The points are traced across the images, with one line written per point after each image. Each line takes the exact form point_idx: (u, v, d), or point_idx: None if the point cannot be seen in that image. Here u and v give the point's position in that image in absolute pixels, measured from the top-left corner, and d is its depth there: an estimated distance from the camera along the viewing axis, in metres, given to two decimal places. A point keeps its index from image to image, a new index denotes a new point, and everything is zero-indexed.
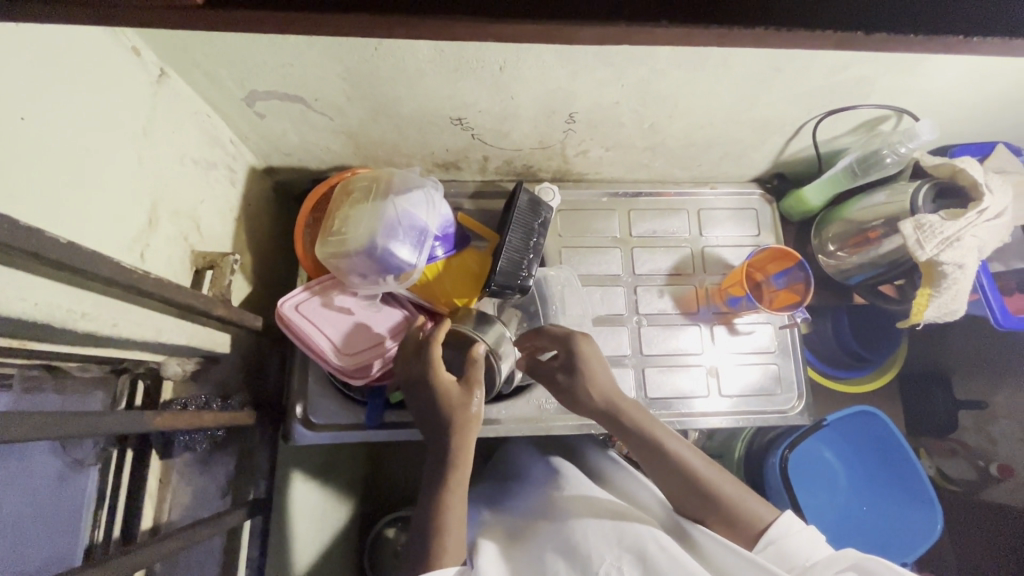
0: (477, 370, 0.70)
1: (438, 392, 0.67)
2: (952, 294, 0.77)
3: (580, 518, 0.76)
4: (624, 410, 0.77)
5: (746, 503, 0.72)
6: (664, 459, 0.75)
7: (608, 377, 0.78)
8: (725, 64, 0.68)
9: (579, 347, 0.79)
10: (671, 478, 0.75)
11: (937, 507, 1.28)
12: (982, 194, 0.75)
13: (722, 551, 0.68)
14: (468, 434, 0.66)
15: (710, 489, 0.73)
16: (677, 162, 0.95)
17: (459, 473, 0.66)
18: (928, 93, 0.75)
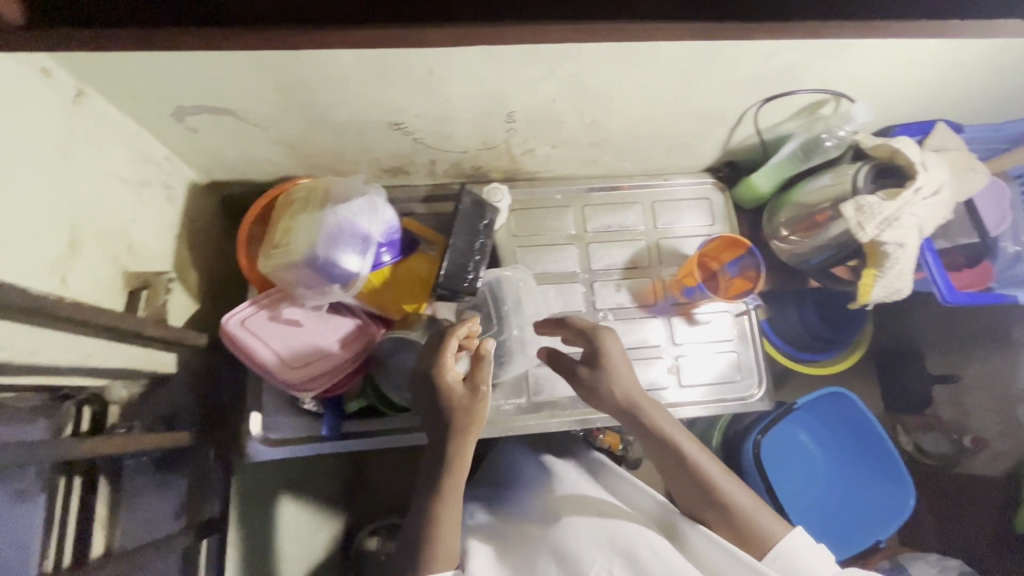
0: (484, 370, 0.69)
1: (443, 389, 0.68)
2: (895, 273, 0.78)
3: (571, 521, 0.76)
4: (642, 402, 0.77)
5: (756, 516, 0.72)
6: (678, 454, 0.75)
7: (628, 372, 0.79)
8: (653, 58, 0.68)
9: (603, 342, 0.79)
10: (678, 472, 0.75)
11: (908, 483, 1.30)
12: (916, 172, 0.76)
13: (717, 552, 0.69)
14: (467, 437, 0.67)
15: (718, 493, 0.73)
16: (626, 156, 0.95)
17: (458, 476, 0.68)
18: (860, 75, 0.75)
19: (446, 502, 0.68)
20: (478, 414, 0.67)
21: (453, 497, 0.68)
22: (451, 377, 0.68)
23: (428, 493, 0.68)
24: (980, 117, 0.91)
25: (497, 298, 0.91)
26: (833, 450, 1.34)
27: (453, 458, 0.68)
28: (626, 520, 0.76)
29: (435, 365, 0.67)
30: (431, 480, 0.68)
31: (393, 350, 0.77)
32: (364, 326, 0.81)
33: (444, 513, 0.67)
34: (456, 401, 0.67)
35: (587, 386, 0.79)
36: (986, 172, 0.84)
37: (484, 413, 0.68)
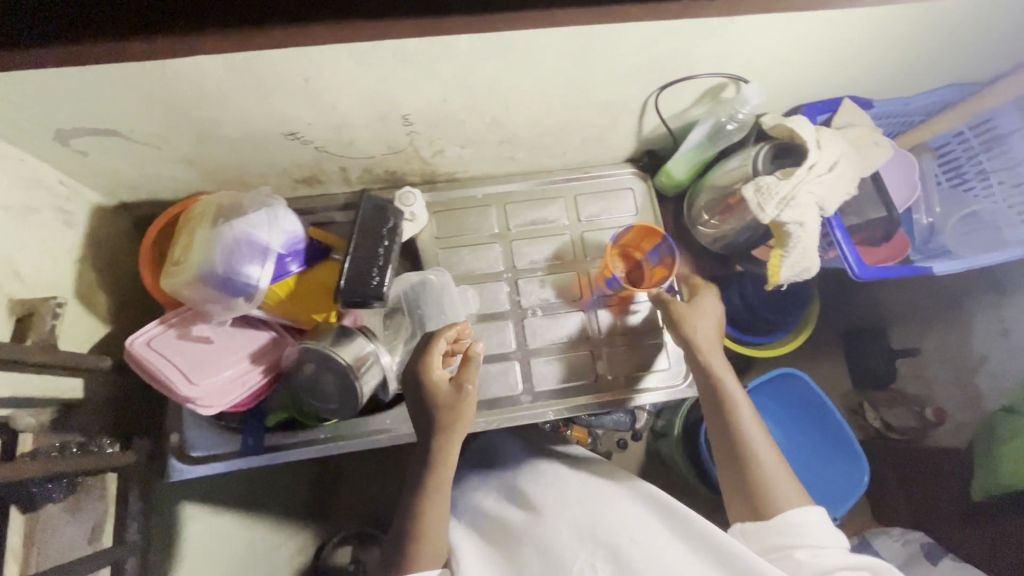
0: (471, 370, 0.74)
1: (428, 388, 0.73)
2: (800, 252, 0.79)
3: (555, 517, 0.77)
4: (712, 360, 0.84)
5: (775, 479, 0.77)
6: (738, 415, 0.81)
7: (709, 333, 0.86)
8: (532, 49, 0.67)
9: (705, 296, 0.89)
10: (725, 429, 0.81)
11: (862, 460, 1.29)
12: (810, 150, 0.77)
13: (704, 540, 0.72)
14: (449, 435, 0.72)
15: (753, 458, 0.79)
16: (541, 152, 0.95)
17: (444, 471, 0.74)
18: (748, 57, 0.75)
19: (439, 493, 0.73)
20: (464, 411, 0.73)
21: (439, 491, 0.73)
22: (437, 374, 0.74)
23: (418, 490, 0.73)
24: (887, 92, 0.92)
25: (416, 301, 0.91)
26: (794, 433, 1.34)
27: (440, 454, 0.73)
28: (617, 507, 0.77)
29: (423, 362, 0.74)
30: (420, 474, 0.74)
31: (302, 360, 0.78)
32: (278, 338, 0.82)
33: (430, 505, 0.73)
34: (441, 398, 0.73)
35: (676, 322, 0.87)
36: (889, 146, 0.85)
37: (470, 411, 0.74)
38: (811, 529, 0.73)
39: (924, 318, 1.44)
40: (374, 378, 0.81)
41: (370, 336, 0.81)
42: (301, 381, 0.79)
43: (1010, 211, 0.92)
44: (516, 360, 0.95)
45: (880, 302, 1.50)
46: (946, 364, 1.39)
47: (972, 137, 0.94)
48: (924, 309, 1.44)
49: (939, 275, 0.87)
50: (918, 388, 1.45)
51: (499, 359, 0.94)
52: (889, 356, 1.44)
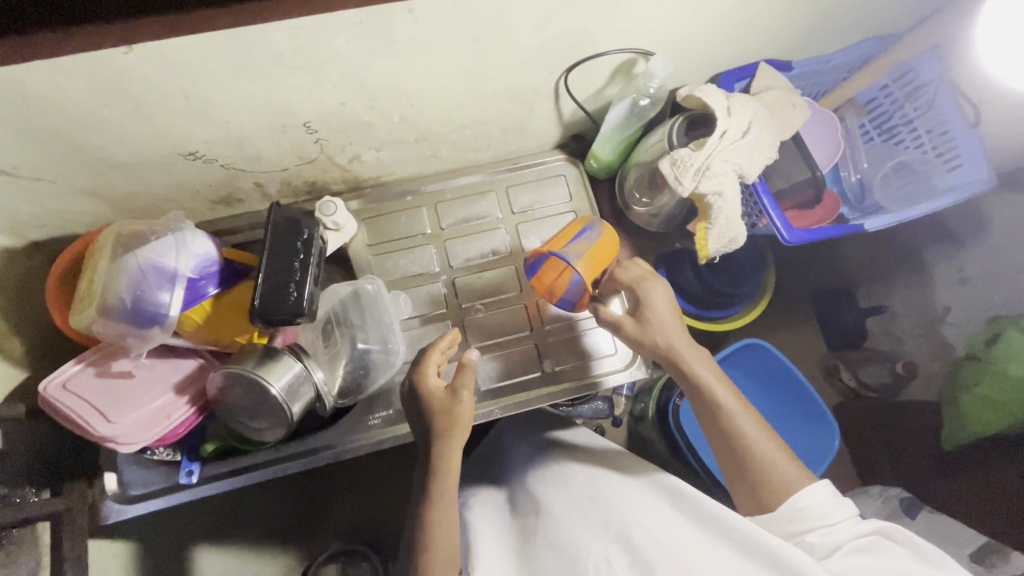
0: (466, 376, 0.73)
1: (425, 396, 0.73)
2: (724, 222, 0.78)
3: (568, 518, 0.70)
4: (686, 357, 0.77)
5: (777, 466, 0.70)
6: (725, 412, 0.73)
7: (678, 328, 0.78)
8: (422, 41, 0.65)
9: (649, 294, 0.80)
10: (714, 428, 0.74)
11: (832, 423, 1.29)
12: (720, 117, 0.76)
13: (722, 527, 0.62)
14: (450, 441, 0.70)
15: (747, 447, 0.71)
16: (462, 147, 0.94)
17: (450, 479, 0.70)
18: (647, 30, 0.74)
19: (446, 502, 0.69)
20: (457, 416, 0.70)
21: (450, 501, 0.69)
22: (432, 381, 0.74)
23: (423, 502, 0.70)
24: (802, 53, 0.91)
25: (349, 313, 0.89)
26: (764, 403, 1.33)
27: (440, 464, 0.70)
28: (627, 495, 0.71)
29: (416, 374, 0.74)
30: (423, 481, 0.70)
31: (228, 385, 0.76)
32: (205, 364, 0.80)
33: (439, 517, 0.68)
34: (436, 406, 0.72)
35: (635, 342, 0.80)
36: (806, 107, 0.83)
37: (467, 413, 0.72)
38: (820, 510, 0.66)
39: (887, 275, 1.46)
40: (307, 396, 0.78)
41: (302, 355, 0.79)
42: (231, 406, 0.77)
43: (937, 159, 0.93)
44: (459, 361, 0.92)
45: (839, 263, 1.50)
46: (914, 314, 1.42)
47: (896, 89, 0.93)
48: (884, 263, 1.47)
49: (871, 231, 0.86)
50: (885, 345, 1.44)
51: None
52: (853, 316, 1.44)
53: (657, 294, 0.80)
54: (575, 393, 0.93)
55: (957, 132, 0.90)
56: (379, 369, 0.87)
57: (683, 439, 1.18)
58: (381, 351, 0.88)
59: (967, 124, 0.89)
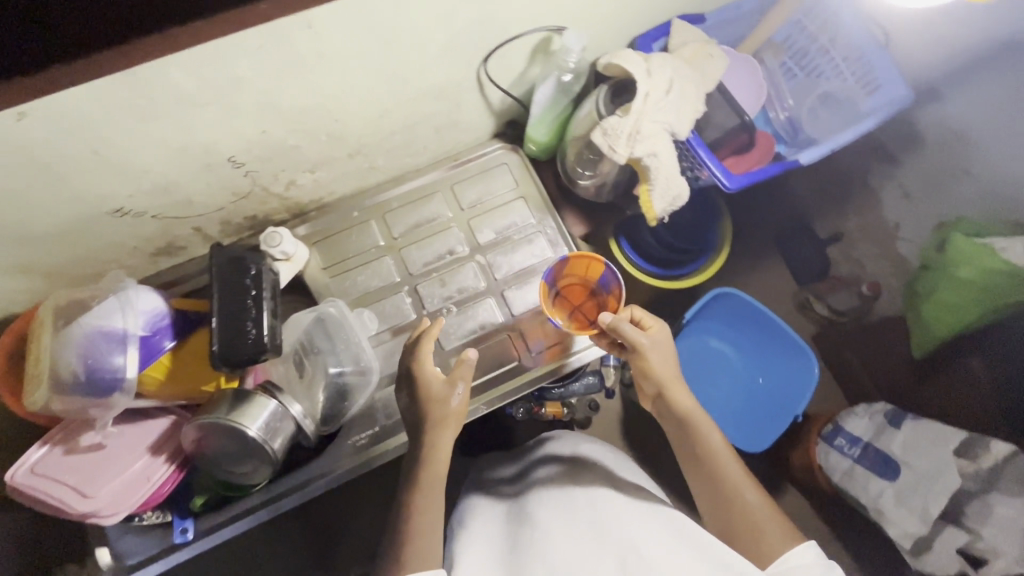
0: (464, 369, 0.75)
1: (422, 382, 0.74)
2: (663, 182, 0.79)
3: (565, 540, 0.66)
4: (677, 403, 0.78)
5: (764, 518, 0.68)
6: (719, 464, 0.73)
7: (670, 373, 0.79)
8: (329, 55, 0.64)
9: (650, 323, 0.82)
10: (706, 476, 0.74)
11: (810, 352, 1.29)
12: (640, 80, 0.76)
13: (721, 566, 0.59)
14: (445, 427, 0.72)
15: (734, 491, 0.71)
16: (398, 154, 0.93)
17: (438, 466, 0.70)
18: (555, 7, 0.74)
19: (423, 500, 0.68)
20: (451, 406, 0.72)
21: (435, 486, 0.69)
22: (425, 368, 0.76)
23: (398, 538, 0.66)
24: (713, 4, 0.93)
25: (316, 339, 0.88)
26: (744, 345, 1.40)
27: (430, 450, 0.71)
28: (623, 519, 0.68)
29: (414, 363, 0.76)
30: (413, 477, 0.70)
31: (204, 436, 0.74)
32: (179, 420, 0.78)
33: (416, 498, 0.68)
34: (435, 395, 0.74)
35: (642, 359, 0.79)
36: (724, 54, 0.84)
37: (459, 408, 0.74)
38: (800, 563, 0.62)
39: (839, 204, 1.51)
40: (288, 430, 0.77)
41: (275, 394, 0.77)
42: (215, 455, 0.75)
43: (856, 84, 0.95)
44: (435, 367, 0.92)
45: (791, 201, 1.54)
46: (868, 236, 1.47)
47: (808, 24, 0.96)
48: (833, 192, 1.51)
49: (806, 163, 0.89)
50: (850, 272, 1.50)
51: None
52: (814, 249, 1.48)
53: (663, 340, 0.81)
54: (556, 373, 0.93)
55: (870, 53, 0.92)
56: (358, 387, 0.87)
57: None
58: (356, 370, 0.87)
59: (878, 45, 0.91)
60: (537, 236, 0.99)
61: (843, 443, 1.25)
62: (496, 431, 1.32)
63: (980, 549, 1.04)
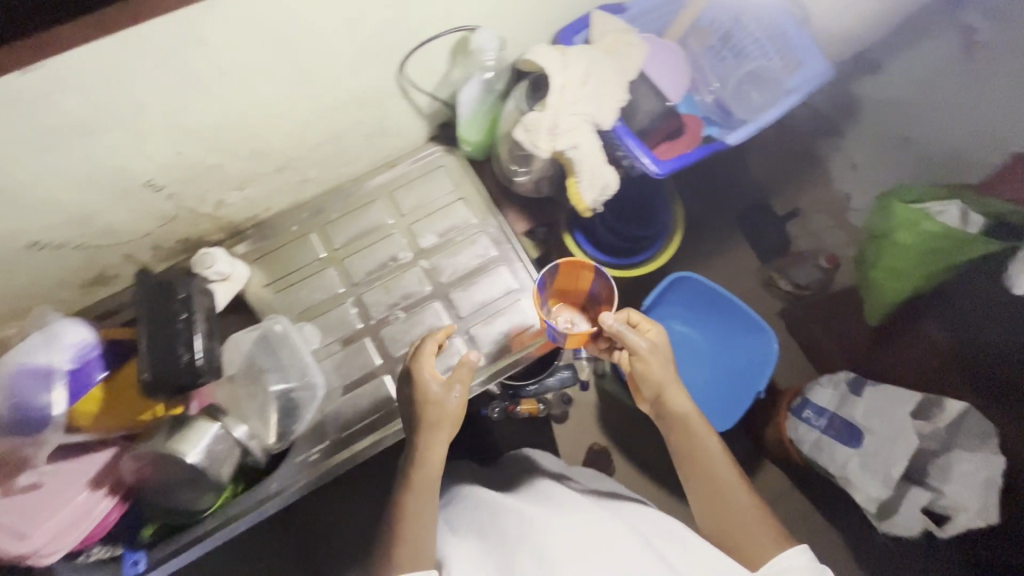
0: (463, 371, 0.75)
1: (420, 386, 0.74)
2: (589, 173, 0.79)
3: (569, 525, 0.66)
4: (674, 405, 0.78)
5: (756, 522, 0.70)
6: (716, 469, 0.74)
7: (667, 375, 0.80)
8: (230, 69, 0.63)
9: (646, 324, 0.83)
10: (702, 479, 0.75)
11: (767, 328, 1.32)
12: (556, 73, 0.77)
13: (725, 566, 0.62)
14: (439, 428, 0.72)
15: (728, 495, 0.73)
16: (332, 165, 0.92)
17: (430, 470, 0.71)
18: (464, 7, 0.74)
19: (415, 505, 0.69)
20: (448, 409, 0.72)
21: (425, 492, 0.70)
22: (423, 371, 0.75)
23: (390, 536, 0.68)
24: None
25: (258, 357, 0.87)
26: (706, 326, 1.41)
27: (425, 452, 0.71)
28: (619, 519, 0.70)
29: (413, 367, 0.75)
30: (407, 477, 0.71)
31: (145, 466, 0.73)
32: (120, 451, 0.76)
33: (408, 502, 0.69)
34: (431, 396, 0.73)
35: (639, 360, 0.80)
36: (642, 43, 0.86)
37: (456, 409, 0.73)
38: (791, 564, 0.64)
39: (790, 180, 1.53)
40: (229, 457, 0.76)
41: (222, 417, 0.78)
42: (157, 484, 0.74)
43: (780, 63, 0.94)
44: (385, 375, 0.91)
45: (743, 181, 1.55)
46: (822, 209, 1.50)
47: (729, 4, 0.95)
48: (783, 170, 1.53)
49: (734, 144, 0.89)
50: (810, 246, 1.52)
51: (367, 378, 0.91)
52: (774, 228, 1.51)
53: (660, 341, 0.81)
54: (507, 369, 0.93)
55: (790, 31, 0.93)
56: (303, 403, 0.86)
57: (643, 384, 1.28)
58: (303, 386, 0.87)
59: (796, 22, 0.92)
60: (480, 235, 0.98)
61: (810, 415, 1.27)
62: (469, 435, 1.31)
63: (944, 506, 1.12)
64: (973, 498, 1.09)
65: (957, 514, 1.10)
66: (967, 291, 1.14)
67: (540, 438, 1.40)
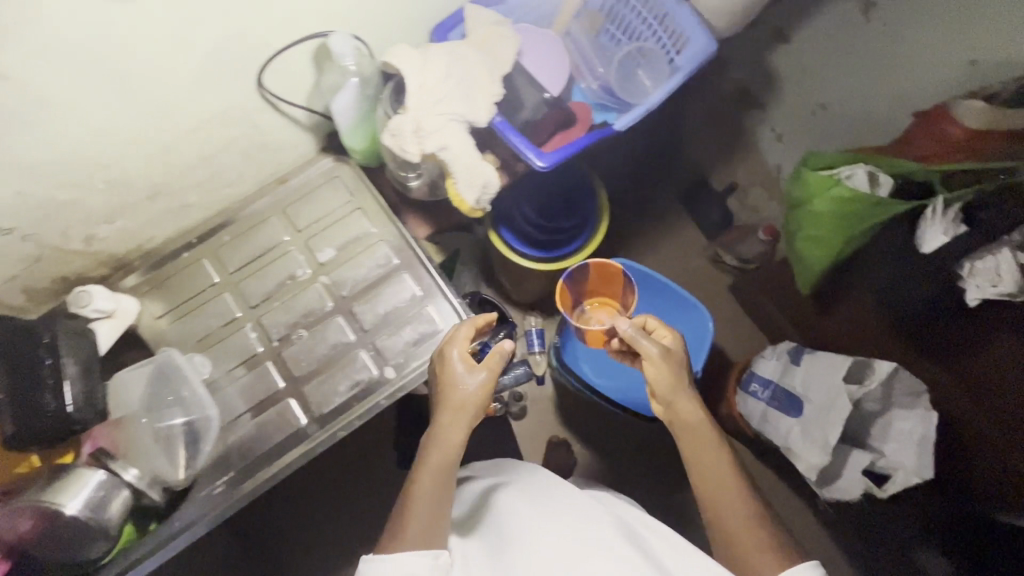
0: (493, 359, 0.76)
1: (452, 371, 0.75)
2: (464, 173, 0.77)
3: (564, 525, 0.68)
4: (685, 422, 0.76)
5: (760, 532, 0.68)
6: (727, 492, 0.71)
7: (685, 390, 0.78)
8: (45, 97, 0.61)
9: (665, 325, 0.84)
10: (711, 499, 0.72)
11: (702, 307, 1.31)
12: (412, 77, 0.75)
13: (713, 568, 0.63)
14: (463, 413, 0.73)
15: (732, 502, 0.70)
16: (212, 188, 0.89)
17: (446, 453, 0.70)
18: (308, 13, 0.71)
19: (427, 487, 0.68)
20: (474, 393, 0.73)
21: (441, 471, 0.69)
22: (456, 354, 0.77)
23: (398, 513, 0.67)
24: None
25: (150, 393, 0.86)
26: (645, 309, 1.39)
27: (445, 435, 0.71)
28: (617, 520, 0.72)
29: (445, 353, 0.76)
30: (424, 458, 0.71)
31: (22, 519, 0.72)
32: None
33: (418, 483, 0.68)
34: (459, 378, 0.75)
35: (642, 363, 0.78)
36: (514, 34, 0.83)
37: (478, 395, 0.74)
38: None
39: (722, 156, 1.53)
40: (120, 500, 0.75)
41: (107, 461, 0.78)
42: (44, 536, 0.73)
43: (670, 46, 0.93)
44: (290, 398, 0.89)
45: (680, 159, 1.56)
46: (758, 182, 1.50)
47: None
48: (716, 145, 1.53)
49: (622, 129, 0.84)
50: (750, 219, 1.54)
51: (273, 403, 0.89)
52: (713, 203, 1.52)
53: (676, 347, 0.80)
54: (418, 378, 0.91)
55: (673, 10, 0.90)
56: (201, 434, 0.85)
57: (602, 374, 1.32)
58: (201, 417, 0.85)
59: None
60: (379, 244, 0.96)
61: (756, 387, 1.31)
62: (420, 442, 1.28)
63: (883, 465, 1.13)
64: (910, 456, 1.10)
65: (894, 473, 1.11)
66: (891, 260, 1.07)
67: (491, 438, 1.39)
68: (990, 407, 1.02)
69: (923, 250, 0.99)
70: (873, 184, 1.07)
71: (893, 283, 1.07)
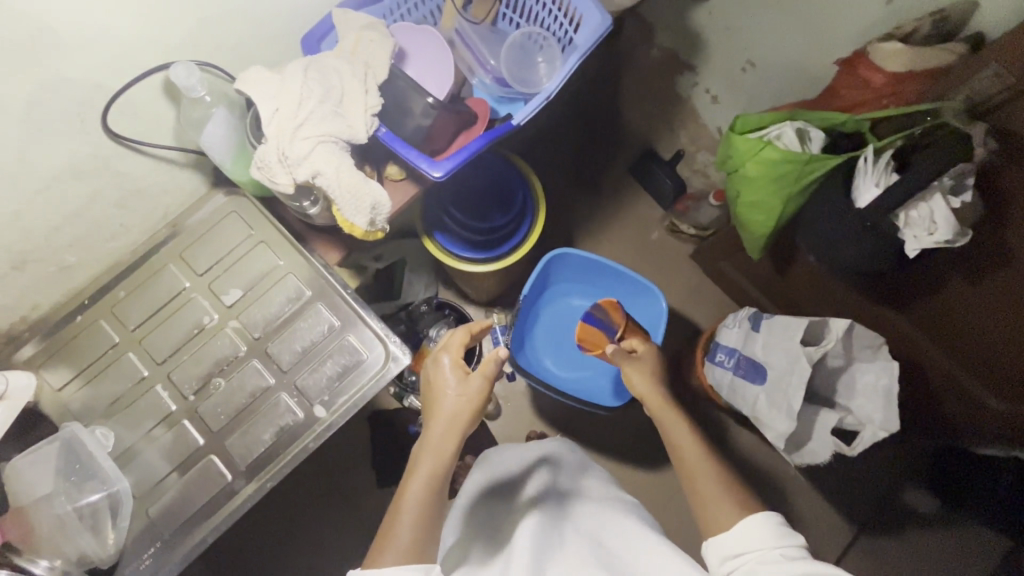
0: (488, 367, 0.75)
1: (448, 380, 0.75)
2: (343, 199, 0.72)
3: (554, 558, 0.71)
4: (678, 439, 0.80)
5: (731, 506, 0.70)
6: (721, 506, 0.70)
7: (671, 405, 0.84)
8: None
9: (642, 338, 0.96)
10: (694, 490, 0.74)
11: (651, 287, 1.19)
12: (268, 104, 0.69)
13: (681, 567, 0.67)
14: (457, 423, 0.73)
15: (703, 483, 0.74)
16: (91, 244, 0.84)
17: (438, 464, 0.71)
18: (136, 47, 0.65)
19: (416, 499, 0.69)
20: (467, 402, 0.73)
21: (433, 481, 0.70)
22: (447, 363, 0.77)
23: (389, 520, 0.68)
24: None
25: (56, 474, 0.79)
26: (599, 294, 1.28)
27: (439, 445, 0.72)
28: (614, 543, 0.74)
29: (442, 361, 0.77)
30: (417, 465, 0.72)
31: None
32: None
33: (409, 494, 0.69)
34: (448, 388, 0.75)
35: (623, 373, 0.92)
36: (385, 35, 0.76)
37: (471, 404, 0.74)
38: (772, 569, 0.61)
39: (660, 124, 1.48)
40: None
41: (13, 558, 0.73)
42: None
43: (568, 25, 0.87)
44: (212, 454, 0.84)
45: (621, 132, 1.48)
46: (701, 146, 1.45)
47: None
48: (654, 114, 1.48)
49: (523, 122, 0.76)
50: (703, 184, 1.46)
51: (195, 461, 0.84)
52: (663, 171, 1.40)
53: (650, 357, 0.92)
54: (345, 414, 0.86)
55: None
56: (119, 509, 0.80)
57: (562, 367, 1.28)
58: (115, 490, 0.80)
59: None
60: (289, 277, 0.90)
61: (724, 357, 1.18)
62: (386, 465, 1.24)
63: (851, 423, 1.08)
64: (876, 410, 1.06)
65: (862, 429, 1.06)
66: (831, 214, 0.91)
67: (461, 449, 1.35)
68: (950, 346, 1.02)
69: (857, 206, 0.88)
70: (804, 141, 0.95)
71: (833, 236, 0.92)
